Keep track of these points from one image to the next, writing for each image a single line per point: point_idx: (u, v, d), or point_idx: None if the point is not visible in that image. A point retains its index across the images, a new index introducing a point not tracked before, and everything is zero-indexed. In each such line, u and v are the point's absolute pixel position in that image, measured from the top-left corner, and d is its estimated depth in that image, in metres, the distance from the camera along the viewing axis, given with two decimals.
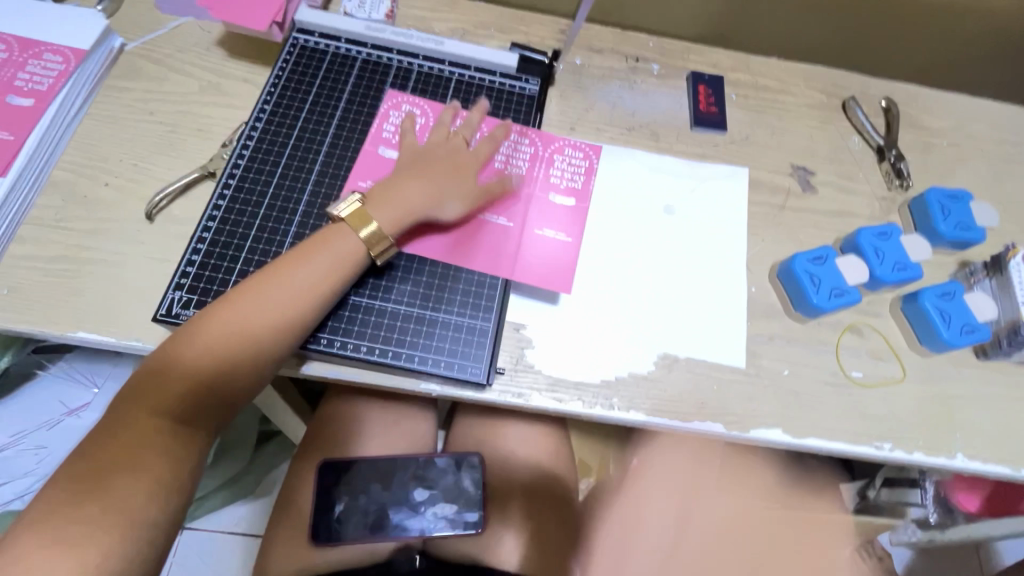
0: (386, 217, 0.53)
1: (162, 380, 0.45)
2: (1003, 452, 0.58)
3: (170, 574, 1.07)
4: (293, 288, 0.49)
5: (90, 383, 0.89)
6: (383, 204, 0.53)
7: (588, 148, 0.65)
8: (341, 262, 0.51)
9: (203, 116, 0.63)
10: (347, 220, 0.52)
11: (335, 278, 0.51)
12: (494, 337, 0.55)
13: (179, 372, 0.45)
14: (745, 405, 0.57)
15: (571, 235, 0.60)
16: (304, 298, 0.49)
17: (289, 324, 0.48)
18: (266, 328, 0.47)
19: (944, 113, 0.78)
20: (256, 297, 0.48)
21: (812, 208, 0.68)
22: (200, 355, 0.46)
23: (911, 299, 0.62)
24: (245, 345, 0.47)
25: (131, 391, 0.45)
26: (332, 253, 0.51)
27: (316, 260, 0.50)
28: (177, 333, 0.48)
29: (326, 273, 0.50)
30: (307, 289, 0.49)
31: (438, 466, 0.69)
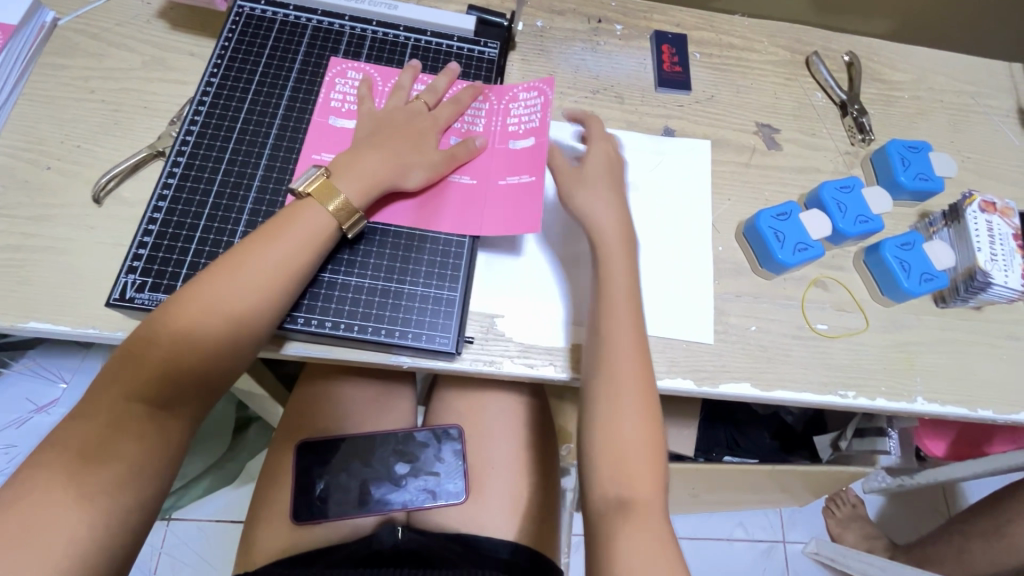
0: (350, 186, 0.51)
1: (136, 372, 0.43)
2: (962, 393, 0.60)
3: (160, 565, 1.07)
4: (266, 268, 0.47)
5: (58, 378, 0.87)
6: (346, 175, 0.51)
7: (541, 83, 0.61)
8: (314, 236, 0.49)
9: (148, 92, 0.60)
10: (314, 194, 0.50)
11: (308, 255, 0.49)
12: (462, 307, 0.54)
13: (167, 356, 0.44)
14: (714, 362, 0.58)
15: (536, 174, 0.57)
16: (295, 260, 0.48)
17: (267, 305, 0.47)
18: (263, 293, 0.47)
19: (905, 66, 0.78)
20: (229, 279, 0.46)
21: (777, 165, 0.69)
22: (175, 343, 0.44)
23: (871, 250, 0.63)
24: (232, 322, 0.46)
25: (127, 371, 0.43)
26: (301, 230, 0.49)
27: (287, 239, 0.48)
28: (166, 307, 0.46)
29: (299, 251, 0.48)
30: (281, 269, 0.48)
31: (418, 440, 0.70)
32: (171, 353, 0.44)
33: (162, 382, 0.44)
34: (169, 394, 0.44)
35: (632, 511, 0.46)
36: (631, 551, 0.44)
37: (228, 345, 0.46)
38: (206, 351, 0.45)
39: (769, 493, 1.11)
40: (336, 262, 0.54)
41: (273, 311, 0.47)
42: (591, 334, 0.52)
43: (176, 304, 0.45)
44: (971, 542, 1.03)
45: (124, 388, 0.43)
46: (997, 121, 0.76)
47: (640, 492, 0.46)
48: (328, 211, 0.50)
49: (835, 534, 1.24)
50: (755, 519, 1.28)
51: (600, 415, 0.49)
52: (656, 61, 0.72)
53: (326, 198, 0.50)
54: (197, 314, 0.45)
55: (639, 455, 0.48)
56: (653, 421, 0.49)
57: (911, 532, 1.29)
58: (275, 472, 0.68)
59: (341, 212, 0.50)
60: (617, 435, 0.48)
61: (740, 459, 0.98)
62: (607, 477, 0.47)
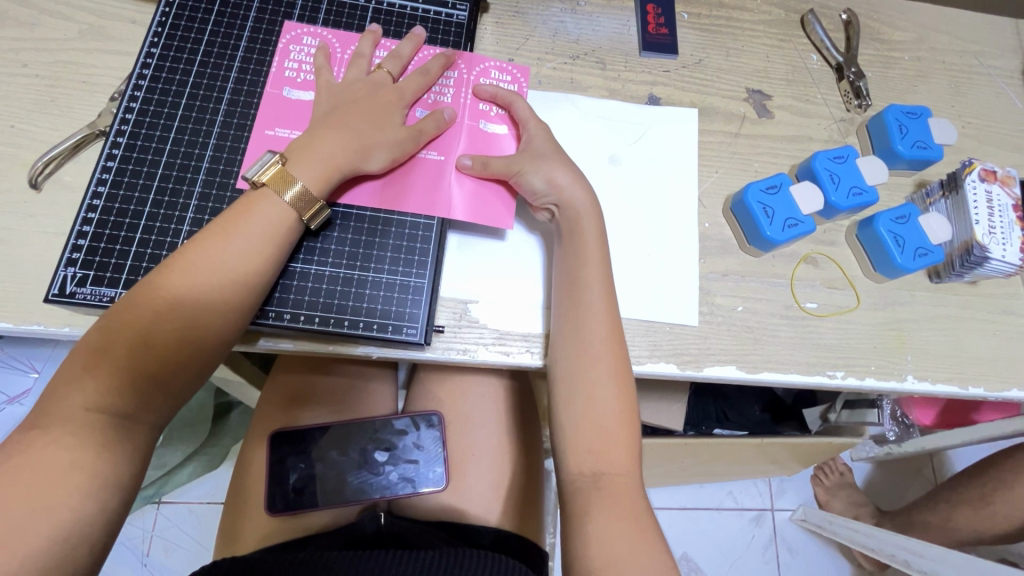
0: (311, 173, 0.47)
1: (94, 381, 0.40)
2: (954, 371, 0.58)
3: (151, 549, 1.07)
4: (229, 267, 0.44)
5: (28, 368, 0.84)
6: (305, 157, 0.47)
7: (516, 70, 0.60)
8: (276, 229, 0.46)
9: (87, 65, 0.55)
10: (270, 183, 0.46)
11: (271, 248, 0.45)
12: (430, 294, 0.51)
13: (129, 365, 0.41)
14: (699, 344, 0.56)
15: None
16: (258, 252, 0.45)
17: (232, 304, 0.44)
18: (227, 290, 0.43)
19: (905, 24, 0.73)
20: (188, 279, 0.43)
21: (768, 134, 0.65)
22: (135, 348, 0.41)
23: (865, 224, 0.60)
24: (196, 324, 0.43)
25: (82, 377, 0.40)
26: (261, 221, 0.45)
27: (246, 231, 0.45)
28: (118, 311, 0.42)
29: (262, 244, 0.45)
30: (243, 263, 0.44)
31: (396, 427, 0.68)
32: (131, 360, 0.41)
33: (124, 391, 0.41)
34: (132, 403, 0.41)
35: (604, 488, 0.45)
36: (603, 524, 0.43)
37: (193, 349, 0.43)
38: (169, 356, 0.42)
39: (758, 465, 1.11)
40: (300, 251, 0.51)
41: (239, 310, 0.44)
42: (560, 307, 0.50)
43: (131, 308, 0.42)
44: (956, 509, 1.04)
45: (81, 398, 0.40)
46: (1000, 83, 0.72)
47: (613, 467, 0.46)
48: (286, 201, 0.46)
49: (824, 502, 1.26)
50: (744, 489, 1.29)
51: (570, 390, 0.48)
52: (640, 22, 0.66)
53: (283, 186, 0.46)
54: (155, 318, 0.41)
55: (613, 430, 0.46)
56: (628, 396, 0.48)
57: (897, 498, 1.31)
58: (252, 463, 0.66)
59: (298, 202, 0.47)
60: (591, 410, 0.47)
61: (729, 434, 0.97)
62: (578, 451, 0.46)
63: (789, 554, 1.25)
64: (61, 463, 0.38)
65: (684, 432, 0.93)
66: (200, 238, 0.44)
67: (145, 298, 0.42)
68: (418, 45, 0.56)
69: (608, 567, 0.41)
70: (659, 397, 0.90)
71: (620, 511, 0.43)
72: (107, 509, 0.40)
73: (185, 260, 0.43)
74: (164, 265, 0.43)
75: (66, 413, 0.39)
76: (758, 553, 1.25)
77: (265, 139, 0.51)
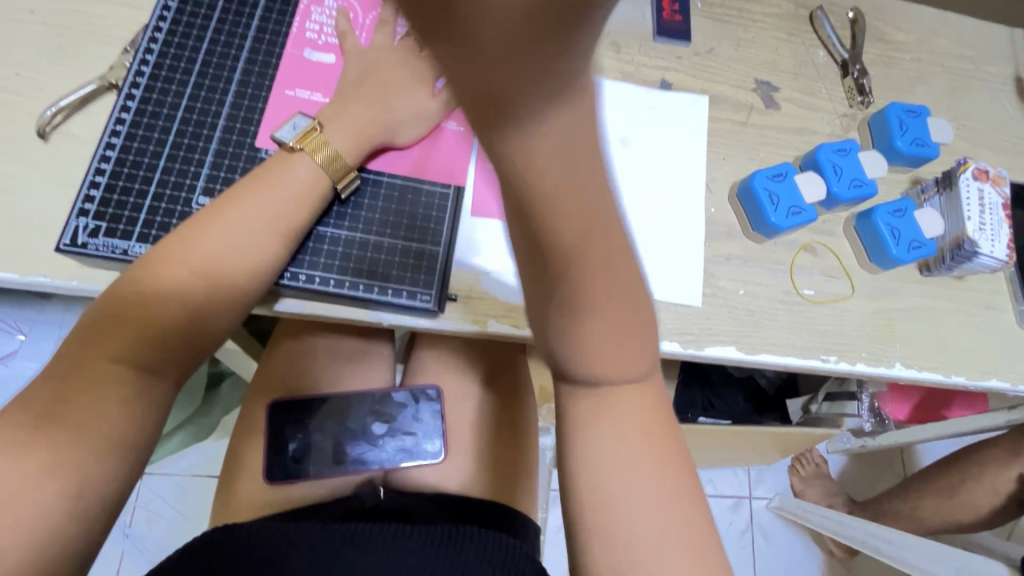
0: (340, 140, 0.49)
1: (116, 334, 0.40)
2: (938, 361, 0.61)
3: (133, 519, 1.05)
4: (260, 224, 0.45)
5: (13, 330, 0.81)
6: (335, 124, 0.49)
7: None
8: (307, 190, 0.47)
9: (98, 16, 0.54)
10: (302, 147, 0.48)
11: (299, 211, 0.47)
12: (447, 264, 0.52)
13: (162, 313, 0.41)
14: (702, 326, 0.57)
15: None
16: (288, 212, 0.46)
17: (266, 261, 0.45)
18: (260, 246, 0.45)
19: (908, 26, 0.75)
20: (219, 235, 0.43)
21: (774, 124, 0.66)
22: (173, 297, 0.41)
23: (863, 216, 0.62)
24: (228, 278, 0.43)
25: (107, 323, 0.40)
26: (296, 183, 0.47)
27: (278, 192, 0.46)
28: (151, 263, 0.42)
29: (293, 206, 0.47)
30: (273, 223, 0.46)
31: (395, 400, 0.68)
32: (167, 307, 0.41)
33: (155, 342, 0.40)
34: (164, 354, 0.41)
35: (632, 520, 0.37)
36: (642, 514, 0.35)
37: (218, 298, 0.43)
38: (200, 305, 0.42)
39: (742, 453, 1.14)
40: (326, 215, 0.51)
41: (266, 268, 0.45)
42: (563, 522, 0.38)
43: (165, 257, 0.42)
44: (926, 499, 1.08)
45: (108, 347, 0.39)
46: (993, 88, 0.75)
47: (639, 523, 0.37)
48: (316, 162, 0.48)
49: (800, 490, 1.30)
50: (724, 476, 1.32)
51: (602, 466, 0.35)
52: (655, 8, 0.67)
53: (315, 151, 0.48)
54: (192, 268, 0.42)
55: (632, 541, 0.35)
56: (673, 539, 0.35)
57: (868, 489, 1.36)
58: (250, 430, 0.66)
59: (330, 168, 0.48)
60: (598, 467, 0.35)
61: (714, 421, 0.99)
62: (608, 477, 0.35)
63: (764, 539, 1.30)
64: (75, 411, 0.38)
65: (671, 417, 0.95)
66: (230, 197, 0.45)
67: (178, 251, 0.42)
68: None
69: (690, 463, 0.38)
70: None
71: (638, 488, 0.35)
72: (120, 460, 0.40)
73: (216, 214, 0.44)
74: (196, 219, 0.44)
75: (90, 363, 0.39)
76: (734, 537, 1.29)
77: (285, 100, 0.51)
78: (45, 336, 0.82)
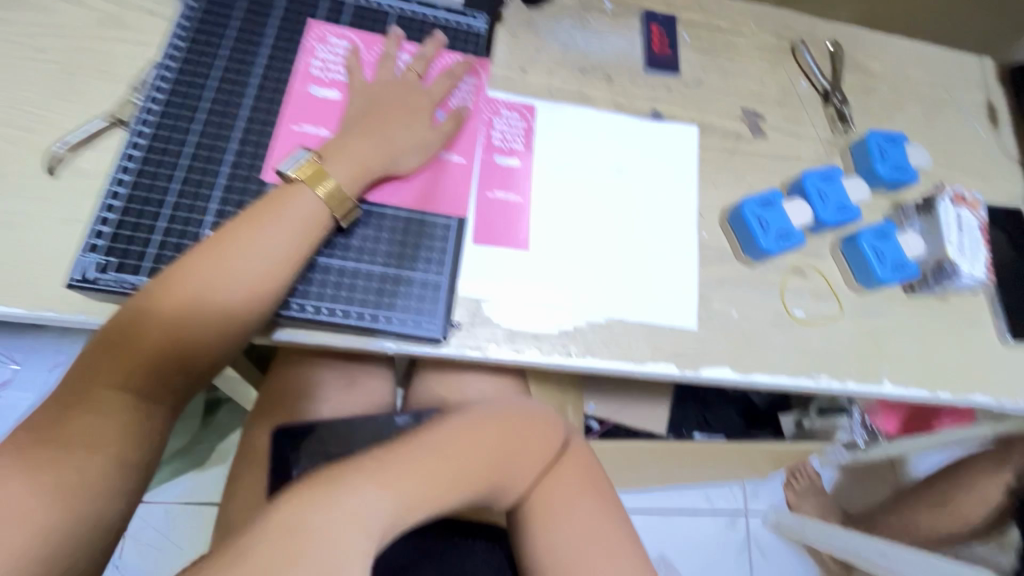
0: (342, 172, 0.50)
1: (118, 362, 0.41)
2: (924, 378, 0.63)
3: (124, 549, 1.03)
4: (260, 255, 0.45)
5: (8, 359, 0.80)
6: (338, 157, 0.50)
7: (523, 108, 0.63)
8: (310, 222, 0.48)
9: (106, 54, 0.55)
10: (302, 178, 0.48)
11: (302, 244, 0.47)
12: (450, 292, 0.54)
13: (157, 342, 0.42)
14: (698, 348, 0.59)
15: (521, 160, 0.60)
16: (290, 244, 0.46)
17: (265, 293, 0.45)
18: (260, 278, 0.45)
19: (884, 56, 0.79)
20: (219, 265, 0.43)
21: (761, 151, 0.69)
22: (170, 329, 0.42)
23: (849, 239, 0.65)
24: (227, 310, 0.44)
25: (110, 352, 0.41)
26: (299, 215, 0.47)
27: (282, 224, 0.46)
28: (155, 292, 0.43)
29: (297, 238, 0.47)
30: (276, 256, 0.46)
31: (397, 424, 0.66)
32: (168, 340, 0.42)
33: (152, 372, 0.42)
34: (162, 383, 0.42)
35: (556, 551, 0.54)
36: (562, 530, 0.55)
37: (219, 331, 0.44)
38: (199, 337, 0.43)
39: (737, 469, 1.15)
40: (330, 246, 0.52)
41: (267, 300, 0.45)
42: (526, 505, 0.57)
43: (166, 287, 0.43)
44: (918, 511, 1.10)
45: (108, 376, 0.41)
46: (967, 114, 0.79)
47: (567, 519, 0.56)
48: (318, 197, 0.48)
49: (795, 505, 1.31)
50: (720, 492, 1.33)
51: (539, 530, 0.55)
52: (645, 42, 0.70)
53: (315, 182, 0.48)
54: (190, 298, 0.43)
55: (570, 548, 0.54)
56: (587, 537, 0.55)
57: (862, 502, 1.37)
58: (250, 457, 0.66)
59: (331, 201, 0.49)
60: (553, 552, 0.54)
61: (709, 437, 1.01)
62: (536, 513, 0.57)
63: (761, 556, 1.30)
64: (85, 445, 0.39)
65: (667, 435, 0.96)
66: (233, 228, 0.45)
67: (180, 282, 0.43)
68: (450, 60, 0.61)
69: (579, 533, 0.55)
70: (645, 400, 0.94)
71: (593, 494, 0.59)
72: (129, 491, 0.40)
73: (218, 244, 0.44)
74: (199, 249, 0.44)
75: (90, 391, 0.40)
76: (731, 554, 1.29)
77: (292, 135, 0.53)
78: (39, 365, 0.81)
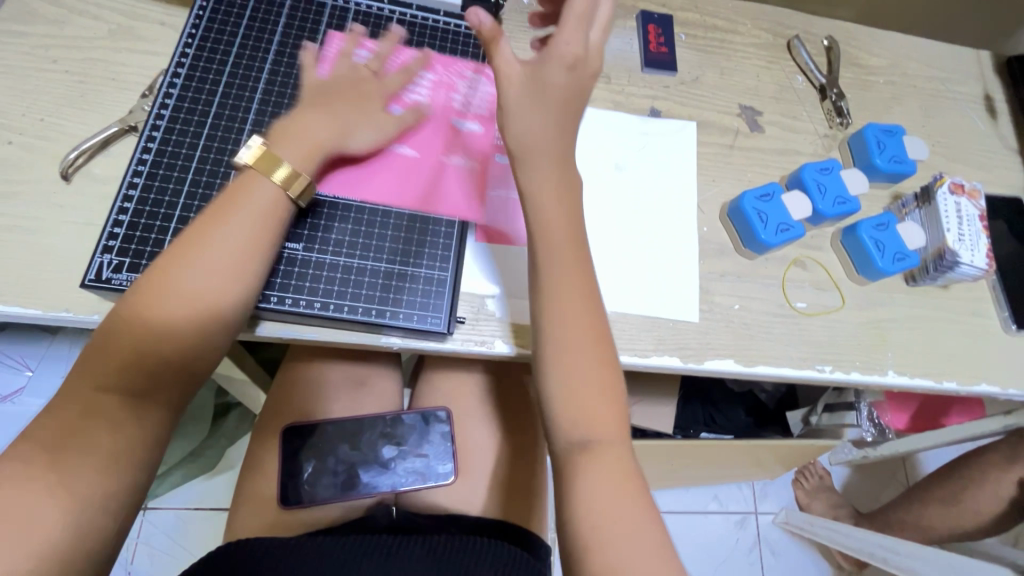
0: (293, 154, 0.49)
1: (104, 364, 0.42)
2: (929, 367, 0.63)
3: (137, 555, 1.04)
4: (222, 246, 0.45)
5: (21, 366, 0.82)
6: (287, 141, 0.49)
7: None
8: (269, 207, 0.47)
9: (117, 63, 0.57)
10: (254, 166, 0.48)
11: (264, 227, 0.47)
12: (454, 287, 0.54)
13: (135, 342, 0.42)
14: (701, 341, 0.59)
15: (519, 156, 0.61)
16: (250, 230, 0.46)
17: (233, 283, 0.45)
18: (224, 268, 0.45)
19: (880, 51, 0.80)
20: (183, 262, 0.44)
21: (759, 146, 0.70)
22: (146, 328, 0.42)
23: (849, 230, 0.65)
24: (199, 304, 0.44)
25: (95, 355, 0.42)
26: (256, 201, 0.47)
27: (243, 209, 0.46)
28: (130, 295, 0.43)
29: (260, 221, 0.47)
30: (238, 239, 0.45)
31: (405, 423, 0.69)
32: (149, 340, 0.42)
33: (137, 372, 0.42)
34: (151, 381, 0.43)
35: (591, 452, 0.44)
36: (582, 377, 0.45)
37: (200, 327, 0.44)
38: (177, 333, 0.43)
39: (745, 467, 1.15)
40: (325, 242, 0.53)
41: (234, 286, 0.45)
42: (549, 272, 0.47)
43: (139, 290, 0.43)
44: (930, 507, 1.09)
45: (95, 378, 0.41)
46: (965, 107, 0.79)
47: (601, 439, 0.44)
48: (273, 180, 0.47)
49: (805, 503, 1.30)
50: (729, 492, 1.33)
51: (551, 364, 0.46)
52: (642, 41, 0.71)
53: (273, 169, 0.48)
54: (159, 297, 0.43)
55: (595, 405, 0.45)
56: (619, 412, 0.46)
57: (874, 500, 1.36)
58: (260, 456, 0.67)
59: (285, 182, 0.48)
60: (572, 389, 0.45)
61: (716, 436, 1.01)
62: (564, 422, 0.45)
63: (772, 555, 1.29)
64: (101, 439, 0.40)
65: (674, 433, 0.96)
66: (199, 221, 0.46)
67: (148, 283, 0.43)
68: (413, 56, 0.61)
69: (601, 532, 0.41)
70: (651, 398, 0.94)
71: (614, 477, 0.43)
72: None
73: (183, 241, 0.44)
74: (166, 248, 0.45)
75: (80, 392, 0.41)
76: (742, 554, 1.28)
77: None
78: (52, 371, 0.83)
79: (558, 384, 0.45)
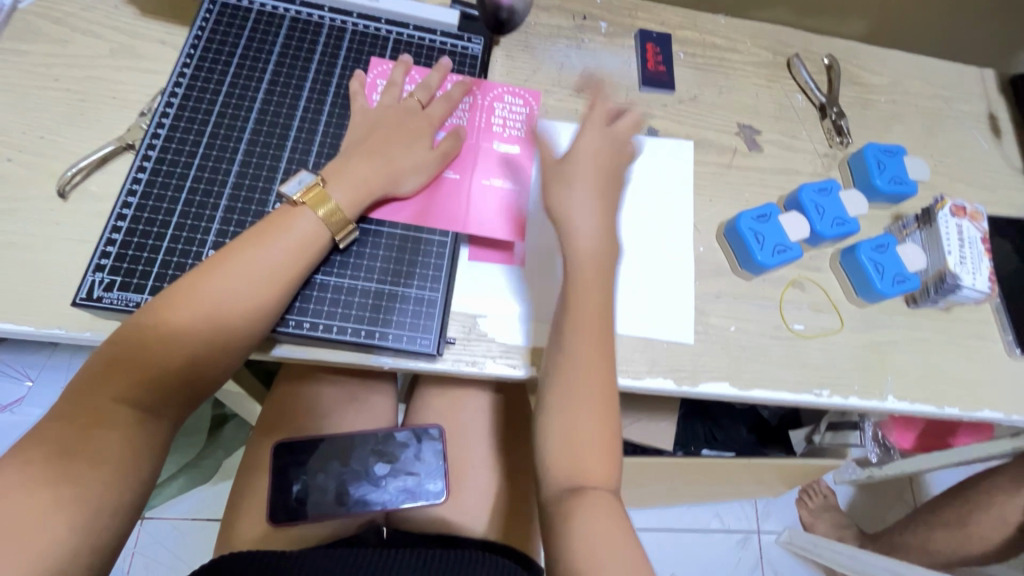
0: (345, 195, 0.51)
1: (121, 377, 0.42)
2: (929, 392, 0.62)
3: (133, 565, 1.04)
4: (256, 275, 0.46)
5: (22, 376, 0.83)
6: (340, 181, 0.51)
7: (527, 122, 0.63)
8: (307, 241, 0.49)
9: (117, 81, 0.58)
10: (308, 202, 0.49)
11: (300, 262, 0.48)
12: (445, 308, 0.54)
13: (160, 358, 0.43)
14: (695, 363, 0.59)
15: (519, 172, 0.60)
16: (287, 263, 0.47)
17: (262, 311, 0.46)
18: (257, 297, 0.46)
19: (881, 69, 0.80)
20: (218, 286, 0.45)
21: (756, 165, 0.69)
22: (171, 346, 0.43)
23: (847, 251, 0.64)
24: (226, 328, 0.45)
25: (113, 366, 0.42)
26: (296, 235, 0.48)
27: (280, 242, 0.47)
28: (158, 310, 0.44)
29: (294, 257, 0.48)
30: (274, 272, 0.47)
31: (398, 440, 0.68)
32: (170, 357, 0.43)
33: (153, 388, 0.43)
34: (163, 397, 0.43)
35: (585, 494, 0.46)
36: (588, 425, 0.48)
37: (219, 348, 0.45)
38: (200, 353, 0.44)
39: (747, 486, 1.13)
40: (328, 263, 0.53)
41: (266, 317, 0.47)
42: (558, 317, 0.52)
43: (166, 307, 0.44)
44: (936, 530, 1.06)
45: (106, 391, 0.42)
46: (968, 126, 0.78)
47: (594, 478, 0.47)
48: (319, 218, 0.49)
49: (809, 524, 1.28)
50: (730, 510, 1.30)
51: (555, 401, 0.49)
52: (640, 60, 0.71)
53: (319, 205, 0.50)
54: (191, 317, 0.44)
55: (594, 444, 0.48)
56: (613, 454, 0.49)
57: (879, 521, 1.33)
58: (251, 473, 0.66)
59: (333, 224, 0.50)
60: (573, 425, 0.48)
61: (717, 453, 0.99)
62: (561, 464, 0.47)
63: None
64: (84, 458, 0.40)
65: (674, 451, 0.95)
66: (232, 246, 0.47)
67: (181, 301, 0.44)
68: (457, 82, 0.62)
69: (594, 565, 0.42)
70: (650, 416, 0.92)
71: (603, 519, 0.45)
72: (126, 500, 0.42)
73: (220, 263, 0.46)
74: (200, 268, 0.46)
75: (98, 404, 0.41)
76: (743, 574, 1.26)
77: (293, 158, 0.55)
78: (51, 381, 0.83)
79: (563, 419, 0.48)
